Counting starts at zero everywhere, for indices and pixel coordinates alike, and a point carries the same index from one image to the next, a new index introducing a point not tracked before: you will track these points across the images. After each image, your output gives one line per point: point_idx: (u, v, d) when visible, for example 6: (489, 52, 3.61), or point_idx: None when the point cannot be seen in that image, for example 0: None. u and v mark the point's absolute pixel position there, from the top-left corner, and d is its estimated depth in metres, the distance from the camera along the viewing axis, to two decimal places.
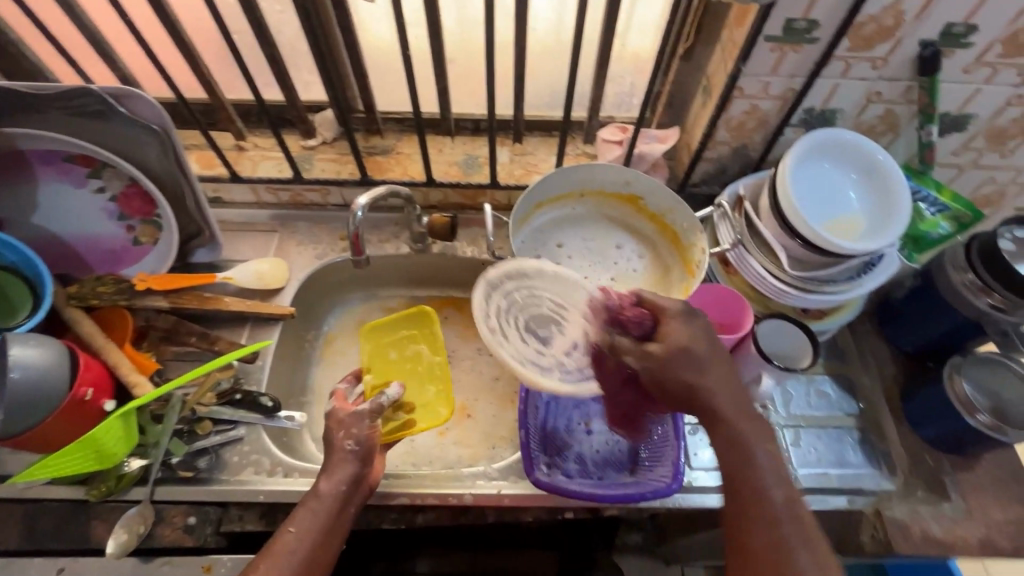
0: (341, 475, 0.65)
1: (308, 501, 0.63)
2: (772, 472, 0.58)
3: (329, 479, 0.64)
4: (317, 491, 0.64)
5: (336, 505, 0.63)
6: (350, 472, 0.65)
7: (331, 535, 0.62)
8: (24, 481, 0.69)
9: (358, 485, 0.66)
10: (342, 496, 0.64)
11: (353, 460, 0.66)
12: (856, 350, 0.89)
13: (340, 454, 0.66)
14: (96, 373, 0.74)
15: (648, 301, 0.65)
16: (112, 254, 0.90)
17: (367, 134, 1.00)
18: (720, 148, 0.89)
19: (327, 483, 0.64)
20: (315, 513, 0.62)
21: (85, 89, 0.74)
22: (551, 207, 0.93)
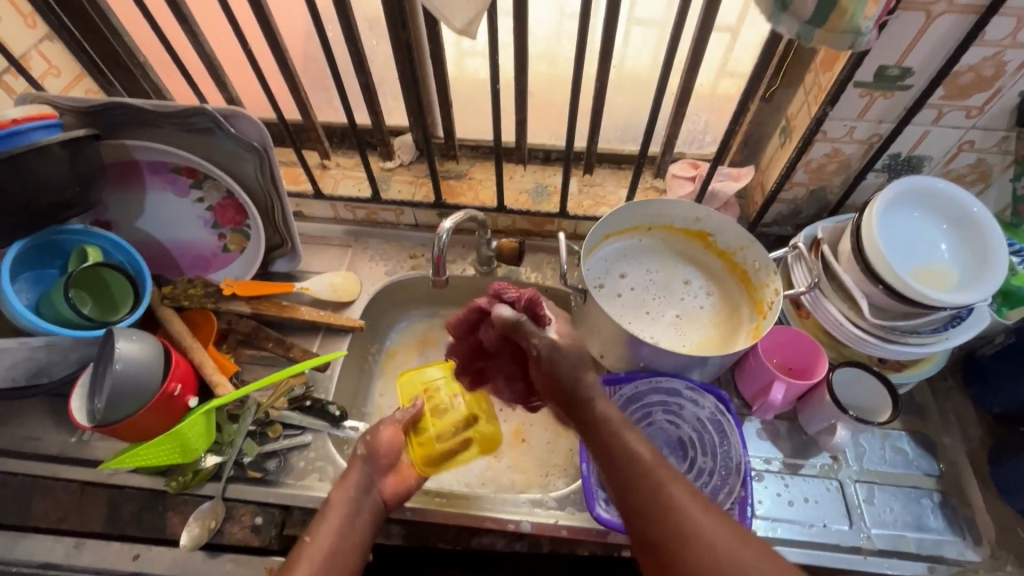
0: (351, 484, 0.68)
1: (327, 508, 0.66)
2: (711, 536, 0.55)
3: (343, 486, 0.68)
4: (330, 499, 0.67)
5: (350, 503, 0.67)
6: (360, 480, 0.69)
7: (348, 545, 0.64)
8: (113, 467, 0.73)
9: (369, 496, 0.68)
10: (352, 504, 0.66)
11: (356, 465, 0.69)
12: (936, 406, 0.85)
13: (359, 467, 0.69)
14: (185, 369, 0.79)
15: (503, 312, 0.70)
16: (202, 258, 0.97)
17: (443, 159, 1.04)
18: (796, 190, 0.88)
19: (337, 491, 0.67)
20: (331, 523, 0.64)
21: (199, 108, 0.81)
22: (618, 239, 0.94)
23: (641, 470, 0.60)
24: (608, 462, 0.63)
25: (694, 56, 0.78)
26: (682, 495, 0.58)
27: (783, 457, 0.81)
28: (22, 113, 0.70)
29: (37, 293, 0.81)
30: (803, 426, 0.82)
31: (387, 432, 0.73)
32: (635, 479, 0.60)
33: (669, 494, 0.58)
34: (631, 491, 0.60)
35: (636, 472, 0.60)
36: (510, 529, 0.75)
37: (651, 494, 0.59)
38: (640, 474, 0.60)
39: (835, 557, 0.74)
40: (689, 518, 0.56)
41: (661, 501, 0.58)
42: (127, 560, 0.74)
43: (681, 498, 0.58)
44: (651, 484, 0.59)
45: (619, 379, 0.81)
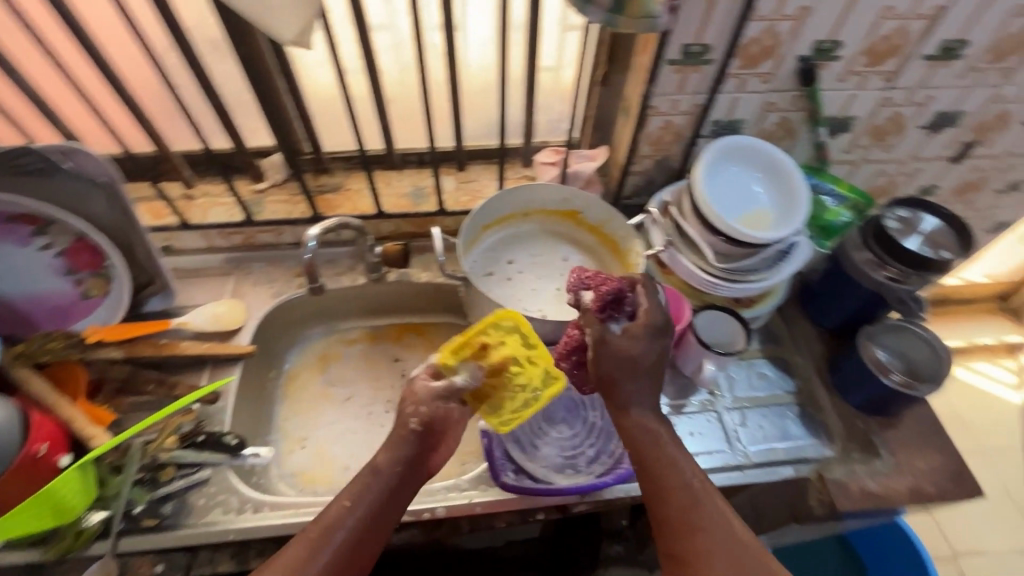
0: (399, 454, 0.65)
1: (364, 475, 0.64)
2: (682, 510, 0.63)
3: (386, 458, 0.65)
4: (376, 464, 0.65)
5: (393, 480, 0.64)
6: (410, 450, 0.65)
7: (386, 504, 0.63)
8: None
9: (415, 464, 0.66)
10: (391, 477, 0.64)
11: (410, 440, 0.65)
12: (787, 333, 0.98)
13: (400, 434, 0.66)
14: (51, 428, 0.73)
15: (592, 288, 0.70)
16: (60, 309, 0.90)
17: (316, 174, 1.04)
18: (644, 162, 0.98)
19: (384, 459, 0.65)
20: (365, 503, 0.62)
21: (28, 148, 0.75)
22: (497, 228, 0.99)
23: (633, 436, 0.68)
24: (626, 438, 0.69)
25: (532, 49, 0.84)
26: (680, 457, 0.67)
27: (668, 401, 0.89)
28: None
29: None
30: (682, 368, 0.91)
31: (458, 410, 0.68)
32: (639, 447, 0.67)
33: (667, 459, 0.66)
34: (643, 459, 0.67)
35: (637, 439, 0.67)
36: (428, 518, 0.77)
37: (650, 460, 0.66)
38: (643, 438, 0.67)
39: (722, 477, 0.83)
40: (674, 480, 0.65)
41: (663, 467, 0.65)
42: None
43: (679, 461, 0.66)
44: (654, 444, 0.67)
45: None
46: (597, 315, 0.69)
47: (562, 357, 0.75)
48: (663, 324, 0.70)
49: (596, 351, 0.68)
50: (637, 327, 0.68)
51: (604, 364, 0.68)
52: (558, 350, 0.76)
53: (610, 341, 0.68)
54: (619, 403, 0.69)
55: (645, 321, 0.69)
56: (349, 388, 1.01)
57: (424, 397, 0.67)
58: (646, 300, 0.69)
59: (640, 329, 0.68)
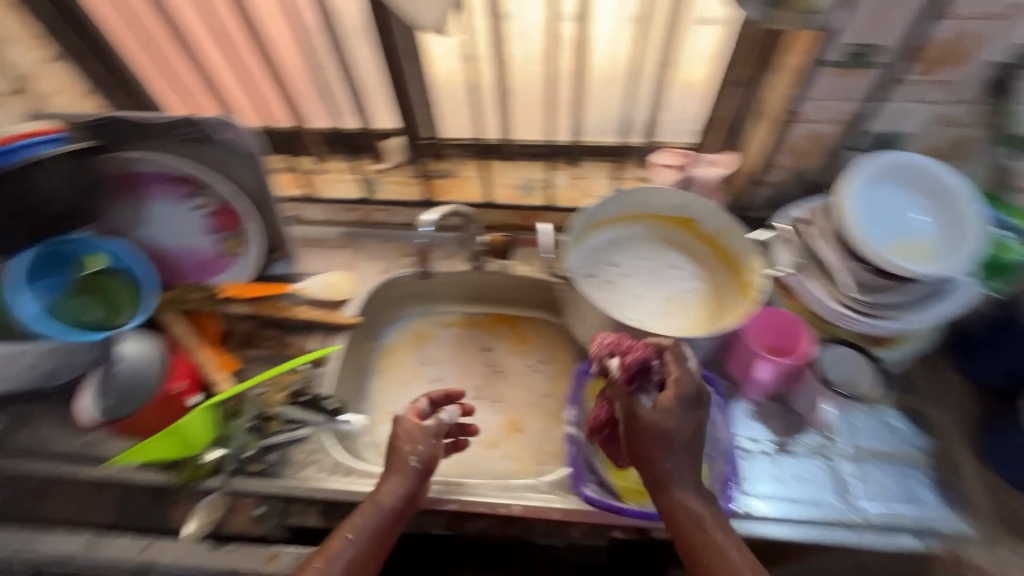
0: (401, 483, 0.69)
1: (366, 505, 0.68)
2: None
3: (390, 486, 0.69)
4: (376, 497, 0.68)
5: (388, 517, 0.68)
6: (412, 478, 0.70)
7: (383, 537, 0.67)
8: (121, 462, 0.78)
9: (416, 492, 0.70)
10: (401, 493, 0.69)
11: (411, 477, 0.70)
12: (927, 382, 0.86)
13: (406, 454, 0.71)
14: (187, 368, 0.83)
15: (625, 354, 0.70)
16: (202, 264, 1.00)
17: (435, 160, 1.04)
18: (778, 172, 0.89)
19: (388, 486, 0.69)
20: (368, 517, 0.67)
21: (194, 119, 0.85)
22: (604, 229, 0.96)
23: (663, 492, 0.65)
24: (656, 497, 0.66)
25: None
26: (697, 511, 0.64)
27: (774, 436, 0.81)
28: (30, 128, 0.81)
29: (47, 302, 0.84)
30: (791, 404, 0.83)
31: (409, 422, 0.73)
32: (669, 508, 0.64)
33: (694, 515, 0.63)
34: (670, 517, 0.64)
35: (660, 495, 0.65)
36: (502, 514, 0.76)
37: (672, 509, 0.64)
38: (670, 499, 0.64)
39: (836, 534, 0.72)
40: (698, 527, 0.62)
41: (688, 525, 0.63)
42: (134, 551, 0.75)
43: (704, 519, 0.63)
44: (673, 499, 0.64)
45: None
46: (625, 388, 0.68)
47: (599, 427, 0.75)
48: (698, 396, 0.66)
49: (628, 425, 0.66)
50: (660, 398, 0.66)
51: (642, 441, 0.66)
52: (592, 423, 0.75)
53: (644, 411, 0.65)
54: (643, 466, 0.66)
55: (677, 392, 0.66)
56: (439, 370, 1.04)
57: (418, 435, 0.72)
58: (674, 369, 0.67)
59: (671, 401, 0.65)
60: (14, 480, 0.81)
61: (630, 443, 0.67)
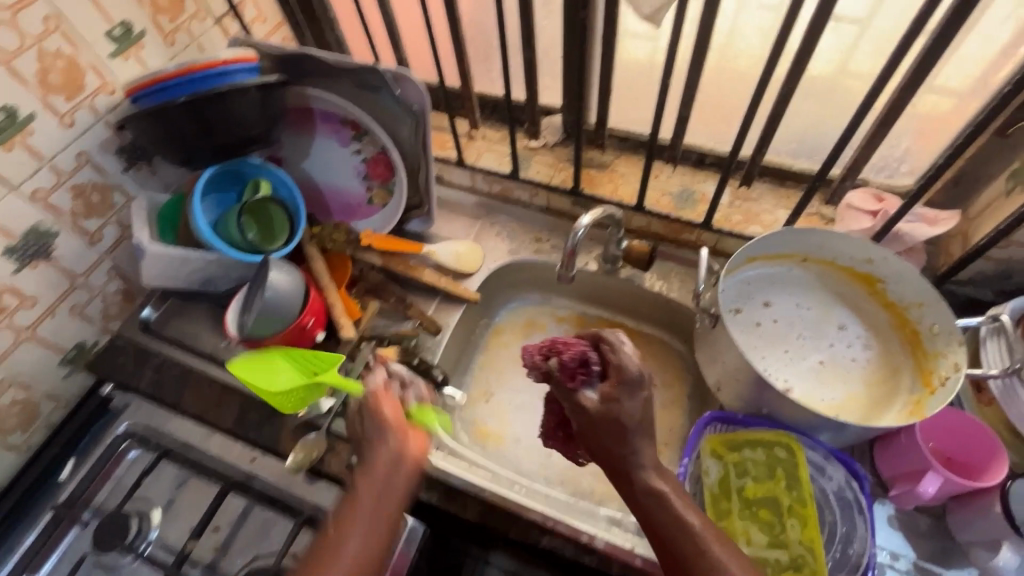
0: (377, 473, 0.64)
1: (346, 510, 0.62)
2: None
3: (374, 480, 0.64)
4: (352, 498, 0.63)
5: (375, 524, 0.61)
6: (388, 472, 0.65)
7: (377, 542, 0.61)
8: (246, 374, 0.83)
9: (401, 482, 0.65)
10: (382, 487, 0.64)
11: (388, 477, 0.64)
12: None
13: (391, 454, 0.66)
14: (319, 306, 0.86)
15: (552, 347, 0.62)
16: (349, 207, 1.04)
17: (589, 146, 1.01)
18: (1014, 250, 0.72)
19: (366, 480, 0.64)
20: (353, 524, 0.61)
21: (373, 67, 0.85)
22: (766, 264, 0.84)
23: (660, 501, 0.55)
24: (643, 515, 0.56)
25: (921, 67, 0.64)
26: (696, 522, 0.54)
27: (915, 558, 0.69)
28: (233, 55, 0.77)
29: (216, 214, 0.92)
30: (952, 530, 0.69)
31: (388, 407, 0.70)
32: (659, 520, 0.54)
33: (690, 532, 0.53)
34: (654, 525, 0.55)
35: (657, 511, 0.54)
36: (582, 541, 0.73)
37: (661, 518, 0.54)
38: (667, 515, 0.54)
39: None
40: (692, 536, 0.53)
41: (682, 537, 0.53)
42: (245, 460, 0.83)
43: (702, 530, 0.53)
44: (671, 516, 0.54)
45: (735, 421, 0.72)
46: (566, 386, 0.59)
47: (552, 430, 0.70)
48: (644, 380, 0.57)
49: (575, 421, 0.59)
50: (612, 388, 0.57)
51: (592, 439, 0.58)
52: (546, 426, 0.71)
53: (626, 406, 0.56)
54: (620, 466, 0.57)
55: (619, 379, 0.57)
56: None
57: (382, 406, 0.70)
58: (617, 358, 0.58)
59: (612, 389, 0.57)
60: (164, 365, 0.91)
61: (584, 435, 0.59)
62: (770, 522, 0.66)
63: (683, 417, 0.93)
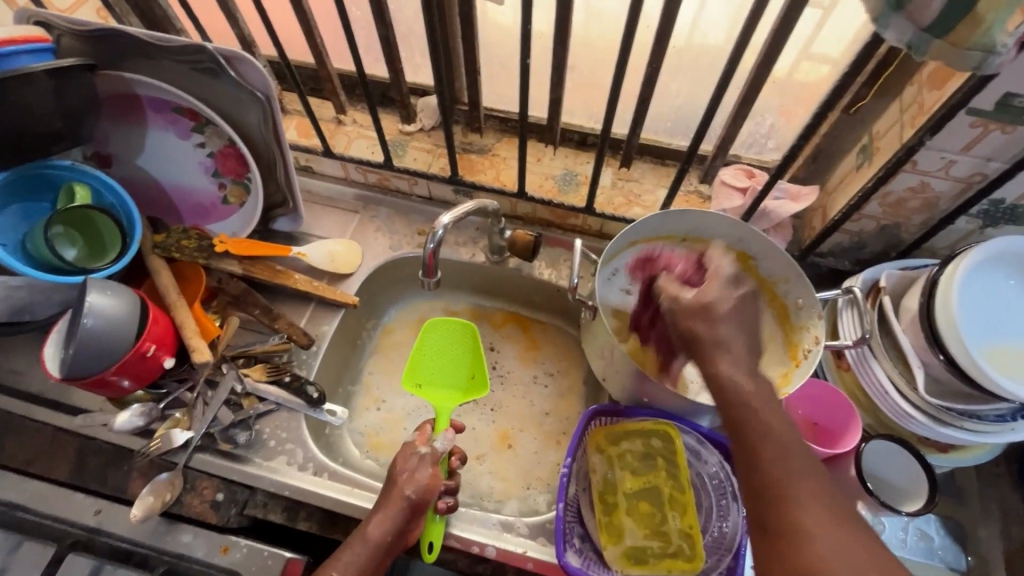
0: (394, 514, 0.65)
1: (355, 541, 0.63)
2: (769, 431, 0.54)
3: (387, 515, 0.64)
4: (365, 534, 0.64)
5: (377, 552, 0.63)
6: (404, 512, 0.65)
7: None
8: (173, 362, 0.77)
9: (414, 515, 0.66)
10: (399, 527, 0.65)
11: (404, 509, 0.65)
12: (977, 493, 0.75)
13: (402, 488, 0.66)
14: (162, 329, 0.75)
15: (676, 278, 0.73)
16: (202, 207, 0.92)
17: (466, 129, 0.95)
18: (864, 222, 0.75)
19: (376, 525, 0.64)
20: (358, 554, 0.62)
21: (200, 46, 0.73)
22: (647, 248, 0.83)
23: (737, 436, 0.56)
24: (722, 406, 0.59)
25: (772, 47, 0.63)
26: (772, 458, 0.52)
27: None
28: (11, 34, 0.67)
29: (23, 227, 0.77)
30: None
31: (426, 471, 0.68)
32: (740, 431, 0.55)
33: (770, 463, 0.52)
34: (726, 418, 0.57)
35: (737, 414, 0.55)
36: (475, 550, 0.72)
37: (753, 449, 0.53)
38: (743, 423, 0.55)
39: None
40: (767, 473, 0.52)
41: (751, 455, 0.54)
42: (88, 514, 0.71)
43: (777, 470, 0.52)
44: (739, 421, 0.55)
45: (618, 412, 0.72)
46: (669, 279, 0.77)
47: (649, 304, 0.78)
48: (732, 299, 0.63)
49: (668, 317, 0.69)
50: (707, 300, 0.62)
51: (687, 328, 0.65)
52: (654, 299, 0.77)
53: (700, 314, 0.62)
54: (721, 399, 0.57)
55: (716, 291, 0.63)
56: None
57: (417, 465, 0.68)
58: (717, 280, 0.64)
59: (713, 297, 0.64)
60: None
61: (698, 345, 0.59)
62: (650, 512, 0.68)
63: (580, 404, 0.92)
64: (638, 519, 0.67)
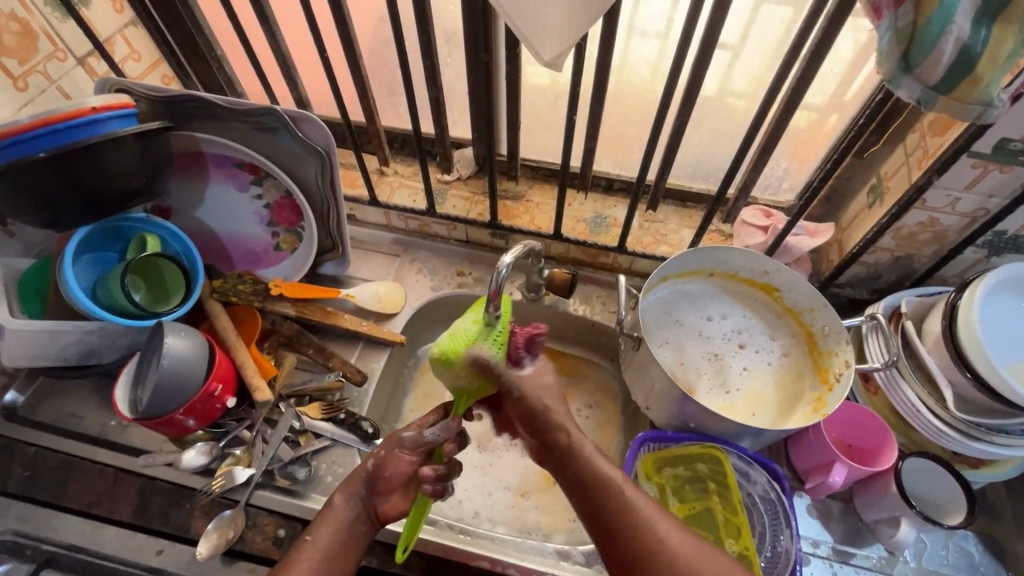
0: (353, 485, 0.65)
1: (325, 513, 0.64)
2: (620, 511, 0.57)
3: (355, 484, 0.65)
4: (330, 503, 0.64)
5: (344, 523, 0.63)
6: (363, 487, 0.65)
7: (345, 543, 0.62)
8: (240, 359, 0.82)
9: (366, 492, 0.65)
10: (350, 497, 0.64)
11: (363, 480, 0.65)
12: (1010, 510, 0.78)
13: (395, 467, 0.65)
14: (226, 370, 0.78)
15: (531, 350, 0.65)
16: (254, 254, 0.97)
17: (502, 178, 1.02)
18: (879, 255, 0.82)
19: (342, 492, 0.65)
20: (327, 522, 0.63)
21: (271, 109, 0.81)
22: (677, 282, 0.89)
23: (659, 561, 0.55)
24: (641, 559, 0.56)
25: (789, 101, 0.72)
26: (660, 526, 0.56)
27: (833, 542, 0.75)
28: (102, 101, 0.69)
29: (94, 275, 0.82)
30: (859, 511, 0.76)
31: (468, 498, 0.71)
32: (589, 481, 0.60)
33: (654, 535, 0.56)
34: (614, 527, 0.57)
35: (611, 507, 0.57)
36: None
37: (632, 536, 0.56)
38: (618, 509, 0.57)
39: None
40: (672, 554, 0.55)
41: (653, 555, 0.54)
42: (150, 554, 0.73)
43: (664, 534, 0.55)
44: (622, 513, 0.57)
45: (667, 438, 0.74)
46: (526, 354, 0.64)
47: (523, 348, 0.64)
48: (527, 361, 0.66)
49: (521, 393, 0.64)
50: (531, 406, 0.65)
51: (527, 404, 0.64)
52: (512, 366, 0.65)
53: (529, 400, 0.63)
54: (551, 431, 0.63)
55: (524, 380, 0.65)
56: None
57: None
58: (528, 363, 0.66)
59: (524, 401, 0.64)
60: (36, 458, 0.79)
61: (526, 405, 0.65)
62: (704, 536, 0.72)
63: (618, 435, 0.95)
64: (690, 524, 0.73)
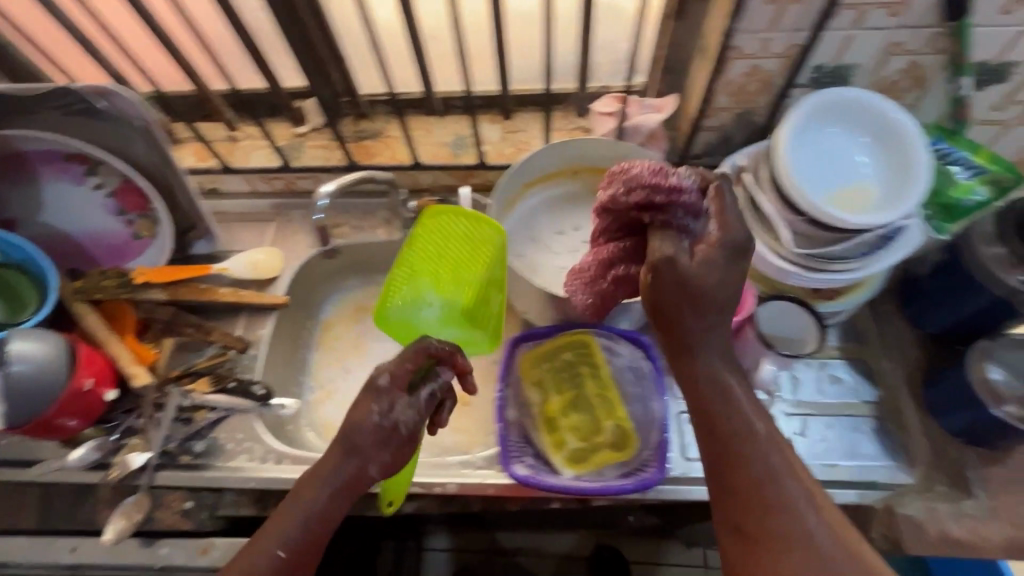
0: (333, 481, 0.60)
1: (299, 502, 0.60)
2: (735, 414, 0.55)
3: (325, 471, 0.60)
4: (299, 490, 0.60)
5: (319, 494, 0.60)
6: (338, 485, 0.60)
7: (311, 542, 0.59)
8: (116, 347, 0.81)
9: (349, 492, 0.61)
10: (334, 500, 0.60)
11: (342, 466, 0.60)
12: (876, 331, 0.83)
13: (350, 469, 0.60)
14: (97, 364, 0.77)
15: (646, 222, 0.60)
16: (116, 248, 0.93)
17: (356, 119, 0.99)
18: (720, 115, 0.82)
19: (321, 478, 0.60)
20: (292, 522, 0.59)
21: (67, 88, 0.75)
22: (542, 188, 0.89)
23: (741, 456, 0.53)
24: (713, 456, 0.55)
25: None
26: (776, 463, 0.53)
27: None
28: None
29: None
30: None
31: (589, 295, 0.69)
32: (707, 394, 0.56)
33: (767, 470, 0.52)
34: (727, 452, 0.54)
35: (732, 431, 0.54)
36: (439, 492, 0.76)
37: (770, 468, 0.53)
38: (743, 445, 0.53)
39: None
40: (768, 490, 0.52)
41: (744, 451, 0.53)
42: (63, 553, 0.72)
43: (778, 469, 0.52)
44: (742, 458, 0.53)
45: (537, 335, 0.77)
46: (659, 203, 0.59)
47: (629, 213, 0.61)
48: (743, 244, 0.56)
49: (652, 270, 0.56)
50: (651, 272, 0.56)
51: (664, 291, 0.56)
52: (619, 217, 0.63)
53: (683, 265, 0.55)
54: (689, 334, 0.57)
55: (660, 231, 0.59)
56: (380, 342, 1.01)
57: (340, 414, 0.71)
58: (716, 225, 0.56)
59: (710, 249, 0.55)
60: None
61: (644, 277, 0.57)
62: (584, 419, 0.74)
63: None
64: (571, 415, 0.74)
